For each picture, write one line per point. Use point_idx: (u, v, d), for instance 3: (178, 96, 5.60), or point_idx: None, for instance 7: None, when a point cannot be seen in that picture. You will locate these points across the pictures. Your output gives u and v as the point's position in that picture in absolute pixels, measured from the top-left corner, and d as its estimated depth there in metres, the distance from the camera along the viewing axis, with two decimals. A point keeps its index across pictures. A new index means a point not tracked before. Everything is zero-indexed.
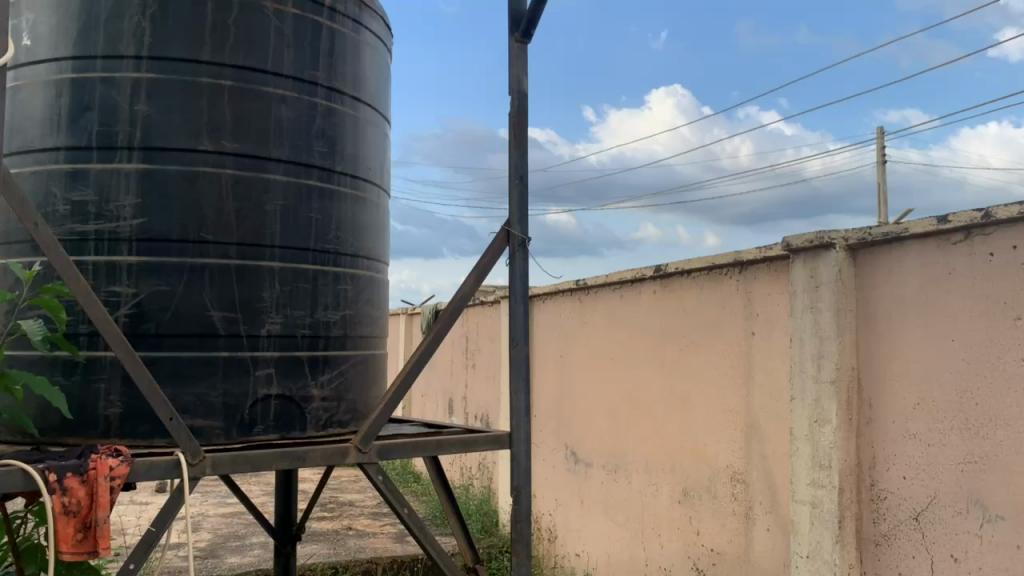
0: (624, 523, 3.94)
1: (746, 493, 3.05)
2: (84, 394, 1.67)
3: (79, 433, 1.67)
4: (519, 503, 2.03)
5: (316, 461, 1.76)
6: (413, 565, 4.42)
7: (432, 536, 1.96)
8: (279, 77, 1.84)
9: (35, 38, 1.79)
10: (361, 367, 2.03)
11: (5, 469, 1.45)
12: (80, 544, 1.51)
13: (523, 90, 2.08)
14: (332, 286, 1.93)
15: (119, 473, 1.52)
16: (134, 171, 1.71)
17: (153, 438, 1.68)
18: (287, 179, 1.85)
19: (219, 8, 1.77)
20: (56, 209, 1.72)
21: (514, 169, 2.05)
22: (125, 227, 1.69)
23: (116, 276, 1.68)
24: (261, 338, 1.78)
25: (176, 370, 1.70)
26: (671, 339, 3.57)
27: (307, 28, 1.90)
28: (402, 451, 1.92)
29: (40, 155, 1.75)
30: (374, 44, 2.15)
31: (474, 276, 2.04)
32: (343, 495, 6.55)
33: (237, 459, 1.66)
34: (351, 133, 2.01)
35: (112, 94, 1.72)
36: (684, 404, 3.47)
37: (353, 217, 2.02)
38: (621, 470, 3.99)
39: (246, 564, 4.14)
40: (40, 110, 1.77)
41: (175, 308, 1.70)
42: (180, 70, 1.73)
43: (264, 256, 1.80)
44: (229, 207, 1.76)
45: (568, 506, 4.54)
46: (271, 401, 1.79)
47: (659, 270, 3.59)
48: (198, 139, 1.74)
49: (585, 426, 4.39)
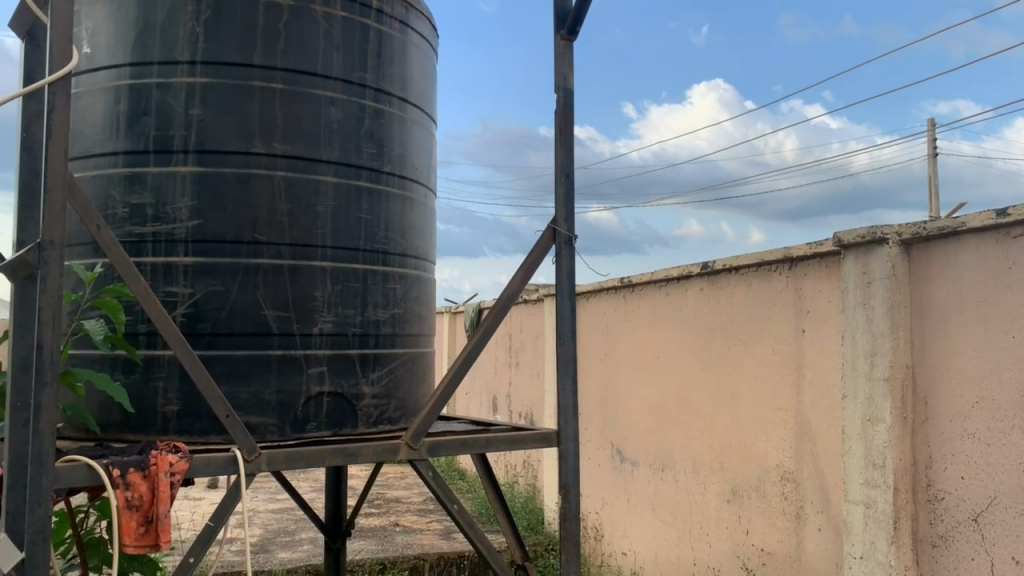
0: (671, 522, 3.91)
1: (797, 492, 3.01)
2: (143, 392, 1.71)
3: (139, 430, 1.72)
4: (568, 501, 2.03)
5: (368, 458, 1.78)
6: (460, 561, 4.45)
7: (481, 532, 1.97)
8: (328, 79, 1.87)
9: (94, 45, 1.85)
10: (410, 364, 2.05)
11: (71, 463, 1.49)
12: (142, 538, 1.55)
13: (569, 88, 2.08)
14: (382, 285, 1.96)
15: (179, 468, 1.55)
16: (190, 173, 1.75)
17: (209, 435, 1.71)
18: (337, 180, 1.87)
19: (270, 13, 1.81)
20: (116, 212, 1.77)
21: (560, 167, 2.05)
22: (181, 228, 1.74)
23: (173, 277, 1.73)
24: (313, 337, 1.81)
25: (231, 368, 1.74)
26: (719, 337, 3.53)
27: (355, 30, 1.93)
28: (452, 448, 1.93)
29: (100, 159, 1.80)
30: (420, 45, 2.16)
31: (522, 274, 2.04)
32: (390, 492, 6.62)
33: (291, 455, 1.69)
34: (398, 134, 2.03)
35: (168, 98, 1.76)
36: (732, 402, 3.43)
37: (401, 216, 2.04)
38: (668, 469, 3.96)
39: (296, 559, 4.21)
40: (100, 116, 1.82)
41: (230, 308, 1.74)
42: (233, 74, 1.77)
43: (316, 256, 1.83)
44: (281, 208, 1.79)
45: (615, 504, 4.52)
46: (323, 399, 1.82)
47: (706, 267, 3.55)
48: (250, 142, 1.77)
49: (631, 424, 4.37)
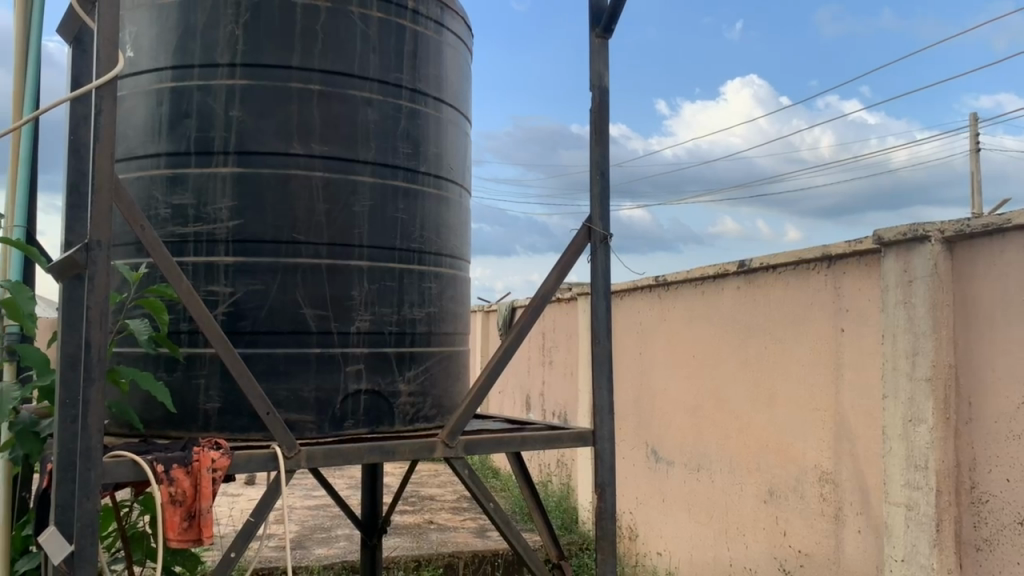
0: (707, 522, 3.88)
1: (836, 493, 2.97)
2: (186, 389, 1.74)
3: (182, 426, 1.75)
4: (604, 500, 2.03)
5: (405, 455, 1.80)
6: (494, 559, 4.46)
7: (517, 530, 1.98)
8: (365, 79, 1.89)
9: (137, 49, 1.88)
10: (446, 363, 2.06)
11: (116, 458, 1.52)
12: (185, 532, 1.58)
13: (605, 86, 2.08)
14: (418, 284, 1.97)
15: (221, 464, 1.58)
16: (230, 174, 1.77)
17: (249, 432, 1.74)
18: (374, 180, 1.89)
19: (308, 15, 1.83)
20: (158, 212, 1.81)
21: (595, 166, 2.05)
22: (222, 229, 1.77)
23: (214, 276, 1.76)
24: (351, 335, 1.83)
25: (271, 365, 1.76)
26: (756, 335, 3.50)
27: (391, 31, 1.94)
28: (488, 446, 1.94)
29: (143, 161, 1.84)
30: (456, 45, 2.17)
31: (557, 272, 2.04)
32: (424, 490, 6.66)
33: (330, 452, 1.71)
34: (434, 134, 2.05)
35: (208, 101, 1.79)
36: (769, 401, 3.40)
37: (437, 215, 2.05)
38: (703, 469, 3.93)
39: (332, 555, 4.25)
40: (143, 119, 1.85)
41: (270, 306, 1.76)
42: (272, 76, 1.80)
43: (353, 255, 1.84)
44: (320, 209, 1.81)
45: (649, 504, 4.50)
46: (361, 396, 1.84)
47: (742, 265, 3.52)
48: (289, 142, 1.80)
49: (666, 423, 4.34)
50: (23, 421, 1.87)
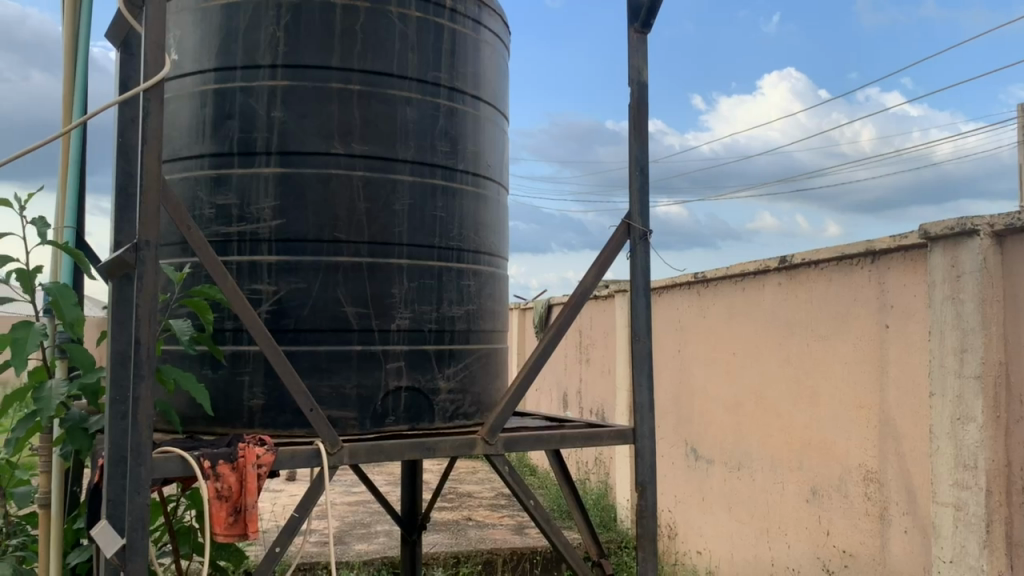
0: (748, 521, 3.84)
1: (881, 493, 2.91)
2: (230, 386, 1.77)
3: (226, 423, 1.77)
4: (644, 498, 2.02)
5: (445, 452, 1.81)
6: (533, 557, 4.46)
7: (557, 528, 1.98)
8: (404, 79, 1.90)
9: (181, 52, 1.91)
10: (485, 360, 2.07)
11: (164, 454, 1.55)
12: (232, 527, 1.60)
13: (643, 81, 2.06)
14: (457, 281, 1.98)
15: (266, 461, 1.61)
16: (272, 174, 1.80)
17: (293, 428, 1.76)
18: (413, 179, 1.90)
19: (348, 16, 1.84)
20: (203, 212, 1.84)
21: (634, 162, 2.03)
22: (265, 228, 1.79)
23: (258, 275, 1.78)
24: (391, 332, 1.84)
25: (313, 362, 1.78)
26: (798, 332, 3.45)
27: (430, 30, 1.95)
28: (528, 443, 1.94)
29: (188, 162, 1.87)
30: (493, 42, 2.17)
31: (596, 269, 2.04)
32: (463, 487, 6.69)
33: (372, 448, 1.73)
34: (472, 132, 2.05)
35: (250, 102, 1.82)
36: (811, 399, 3.35)
37: (475, 213, 2.05)
38: (744, 468, 3.89)
39: (372, 551, 4.29)
40: (187, 121, 1.88)
41: (312, 304, 1.78)
42: (313, 77, 1.82)
43: (393, 254, 1.86)
44: (360, 207, 1.83)
45: (689, 502, 4.46)
46: (402, 393, 1.85)
47: (784, 261, 3.48)
48: (330, 142, 1.81)
49: (706, 421, 4.30)
50: (73, 417, 1.91)
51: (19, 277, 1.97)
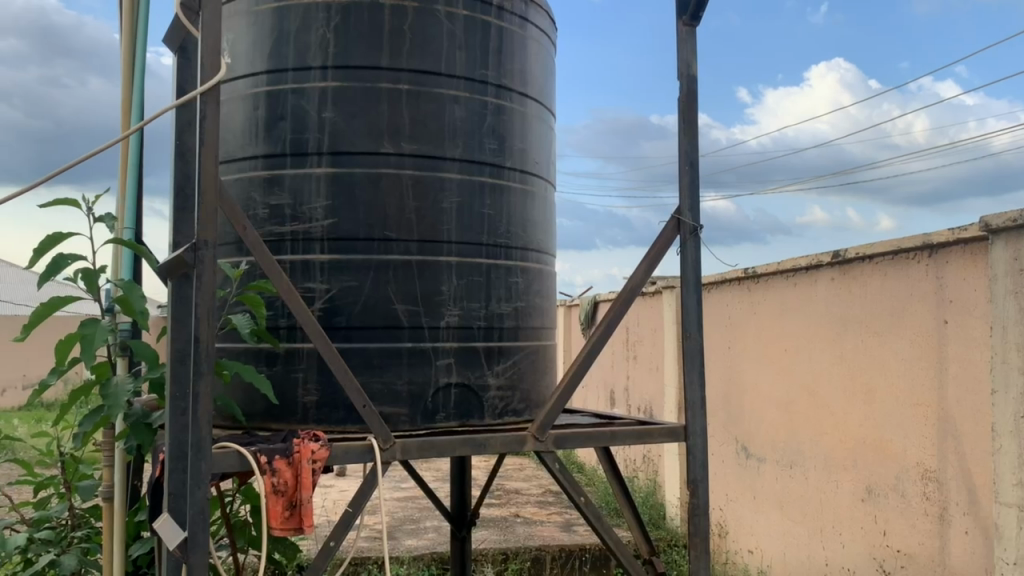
0: (801, 520, 3.78)
1: (941, 493, 2.84)
2: (286, 382, 1.80)
3: (281, 418, 1.81)
4: (696, 496, 1.99)
5: (496, 448, 1.81)
6: (581, 554, 4.46)
7: (608, 525, 1.97)
8: (452, 77, 1.91)
9: (234, 55, 1.95)
10: (534, 357, 2.07)
11: (223, 450, 1.59)
12: (288, 521, 1.63)
13: (693, 74, 2.04)
14: (505, 279, 1.98)
15: (320, 456, 1.62)
16: (324, 174, 1.82)
17: (345, 424, 1.78)
18: (461, 176, 1.91)
19: (396, 16, 1.86)
20: (257, 212, 1.87)
21: (684, 156, 2.01)
22: (317, 228, 1.82)
23: (311, 274, 1.81)
24: (440, 330, 1.86)
25: (365, 359, 1.80)
26: (852, 327, 3.38)
27: (477, 28, 1.96)
28: (578, 440, 1.94)
29: (242, 163, 1.91)
30: (540, 39, 2.17)
31: (646, 265, 2.02)
32: (510, 484, 6.71)
33: (424, 445, 1.74)
34: (519, 129, 2.05)
35: (302, 103, 1.85)
36: (866, 396, 3.28)
37: (523, 209, 2.05)
38: (796, 466, 3.83)
39: (421, 547, 4.32)
40: (241, 123, 1.92)
41: (363, 301, 1.80)
42: (362, 77, 1.84)
43: (442, 252, 1.87)
44: (409, 206, 1.85)
45: (740, 501, 4.41)
46: (452, 389, 1.86)
47: (837, 256, 3.42)
48: (379, 142, 1.83)
49: (757, 418, 4.24)
50: (136, 413, 1.97)
51: (86, 277, 2.04)
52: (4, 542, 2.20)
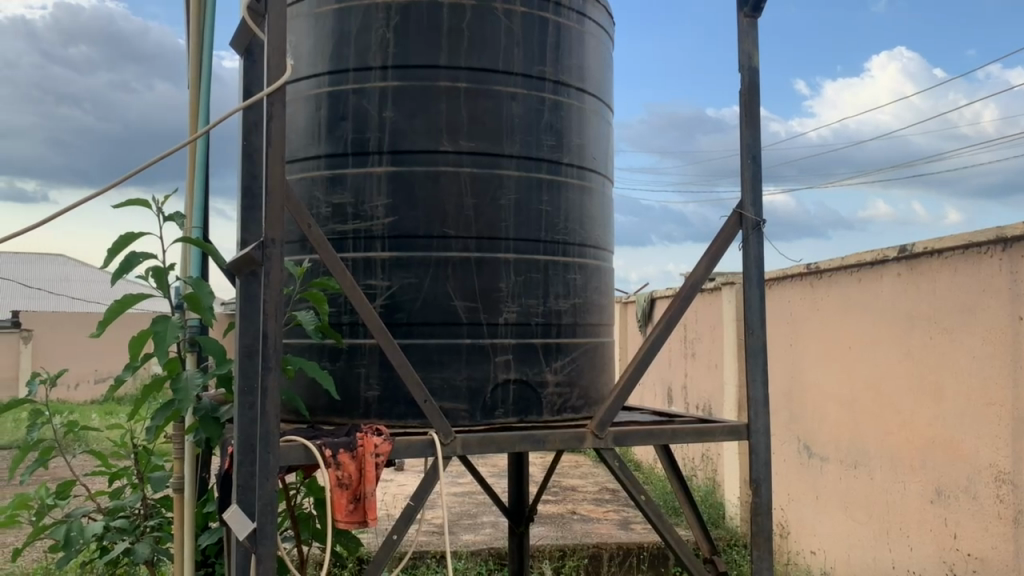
0: (866, 522, 3.69)
1: (1015, 495, 2.74)
2: (348, 377, 1.84)
3: (344, 413, 1.84)
4: (759, 495, 1.96)
5: (554, 445, 1.81)
6: (639, 553, 4.44)
7: (669, 523, 1.95)
8: (509, 75, 1.91)
9: (297, 57, 1.99)
10: (592, 354, 2.06)
11: (289, 443, 1.62)
12: (352, 514, 1.66)
13: (755, 66, 2.00)
14: (563, 275, 1.98)
15: (383, 450, 1.65)
16: (384, 172, 1.85)
17: (406, 419, 1.80)
18: (519, 173, 1.91)
19: (454, 14, 1.87)
20: (320, 211, 1.91)
21: (745, 150, 1.98)
22: (378, 226, 1.84)
23: (372, 271, 1.84)
24: (499, 326, 1.87)
25: (425, 355, 1.82)
26: (920, 324, 3.28)
27: (535, 24, 1.96)
28: (638, 438, 1.92)
29: (306, 163, 1.95)
30: (598, 34, 2.16)
31: (706, 261, 2.00)
32: (567, 480, 6.70)
33: (484, 440, 1.75)
34: (577, 124, 2.04)
35: (363, 103, 1.87)
36: (935, 395, 3.18)
37: (580, 206, 2.04)
38: (861, 466, 3.74)
39: (479, 542, 4.35)
40: (303, 124, 1.96)
41: (423, 298, 1.82)
42: (421, 77, 1.85)
43: (500, 248, 1.88)
44: (468, 203, 1.86)
45: (803, 501, 4.32)
46: (510, 385, 1.87)
47: (905, 251, 3.33)
48: (438, 140, 1.85)
49: (820, 417, 4.15)
50: (205, 407, 2.03)
51: (156, 275, 2.10)
52: (82, 531, 2.33)
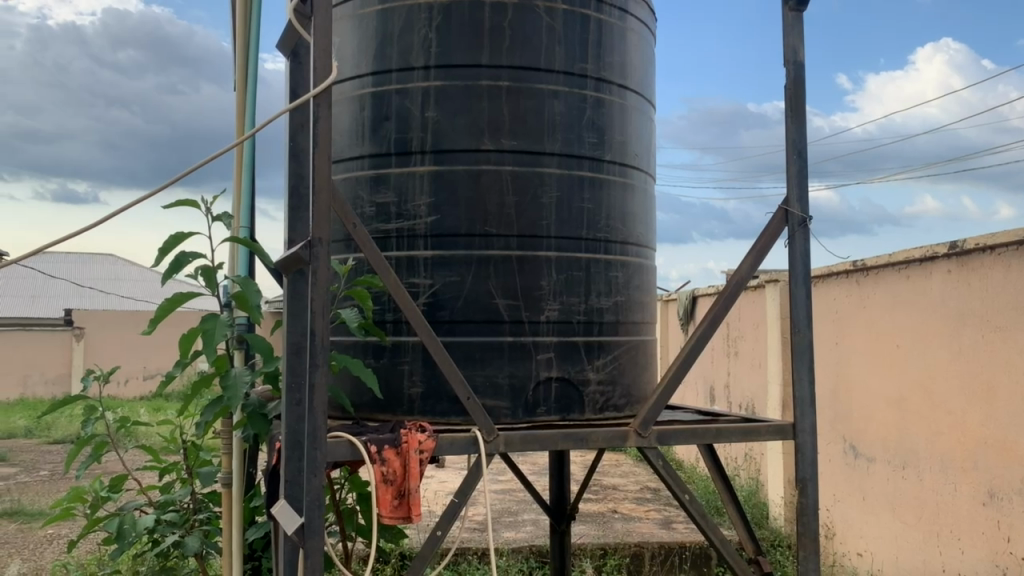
0: (915, 524, 3.61)
1: None
2: (392, 374, 1.85)
3: (388, 409, 1.86)
4: (805, 496, 1.93)
5: (597, 443, 1.80)
6: (681, 552, 4.40)
7: (713, 523, 1.93)
8: (551, 72, 1.91)
9: (342, 58, 2.01)
10: (634, 352, 2.05)
11: (336, 439, 1.64)
12: (396, 510, 1.67)
13: (800, 61, 1.98)
14: (605, 273, 1.97)
15: (427, 446, 1.67)
16: (427, 171, 1.86)
17: (449, 416, 1.81)
18: (561, 171, 1.91)
19: (496, 12, 1.88)
20: (364, 210, 1.93)
21: (791, 145, 1.95)
22: (421, 225, 1.86)
23: (415, 269, 1.86)
24: (541, 324, 1.87)
25: (467, 353, 1.83)
26: (971, 322, 3.21)
27: (576, 22, 1.95)
28: (681, 437, 1.91)
29: (350, 163, 1.97)
30: (640, 30, 2.14)
31: (752, 258, 1.97)
32: (608, 479, 6.68)
33: (527, 438, 1.75)
34: (619, 121, 2.03)
35: (406, 103, 1.89)
36: (987, 395, 3.10)
37: (623, 203, 2.04)
38: (909, 467, 3.67)
39: (520, 539, 4.36)
40: (348, 124, 1.98)
41: (465, 297, 1.83)
42: (463, 76, 1.87)
43: (542, 246, 1.88)
44: (510, 201, 1.86)
45: (849, 502, 4.25)
46: (552, 384, 1.87)
47: (955, 247, 3.25)
48: (480, 139, 1.86)
49: (867, 416, 4.08)
50: (253, 403, 2.07)
51: (205, 274, 2.15)
52: (134, 524, 2.38)
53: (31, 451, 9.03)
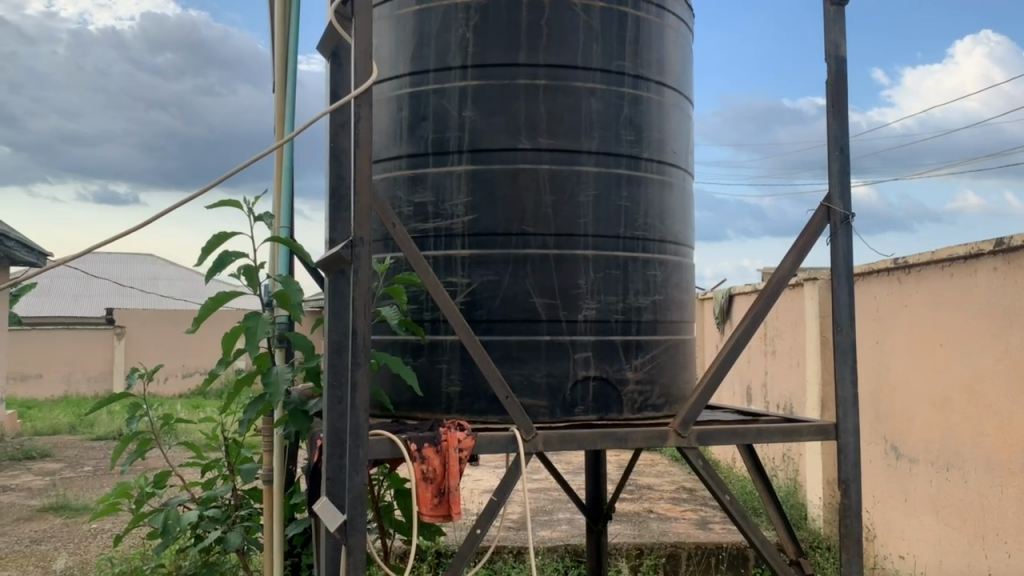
0: (960, 527, 3.53)
1: None
2: (430, 373, 1.87)
3: (427, 407, 1.87)
4: (848, 497, 1.90)
5: (636, 442, 1.79)
6: (718, 552, 4.37)
7: (754, 523, 1.91)
8: (588, 70, 1.90)
9: (379, 60, 2.02)
10: (672, 351, 2.03)
11: (375, 437, 1.66)
12: (437, 508, 1.68)
13: (842, 56, 1.94)
14: (643, 271, 1.96)
15: (467, 445, 1.67)
16: (464, 170, 1.87)
17: (487, 414, 1.82)
18: (598, 170, 1.90)
19: (533, 10, 1.88)
20: (402, 210, 1.94)
21: (833, 141, 1.93)
22: (459, 224, 1.87)
23: (453, 268, 1.87)
24: (579, 322, 1.86)
25: (505, 352, 1.84)
26: (1018, 321, 3.13)
27: (614, 19, 1.94)
28: (721, 437, 1.89)
29: (388, 163, 1.98)
30: (677, 27, 2.13)
31: (792, 257, 1.95)
32: (643, 479, 6.64)
33: (565, 437, 1.75)
34: (656, 119, 2.02)
35: (443, 103, 1.90)
36: None
37: (660, 201, 2.02)
38: (953, 469, 3.59)
39: (555, 538, 4.36)
40: (386, 124, 1.99)
41: (502, 296, 1.84)
42: (500, 75, 1.87)
43: (580, 245, 1.87)
44: (547, 200, 1.86)
45: (891, 503, 4.18)
46: (590, 382, 1.87)
47: (1001, 244, 3.18)
48: (517, 138, 1.86)
49: (909, 416, 4.01)
50: (294, 401, 2.09)
51: (247, 274, 2.18)
52: (178, 519, 2.42)
53: (77, 447, 9.24)
